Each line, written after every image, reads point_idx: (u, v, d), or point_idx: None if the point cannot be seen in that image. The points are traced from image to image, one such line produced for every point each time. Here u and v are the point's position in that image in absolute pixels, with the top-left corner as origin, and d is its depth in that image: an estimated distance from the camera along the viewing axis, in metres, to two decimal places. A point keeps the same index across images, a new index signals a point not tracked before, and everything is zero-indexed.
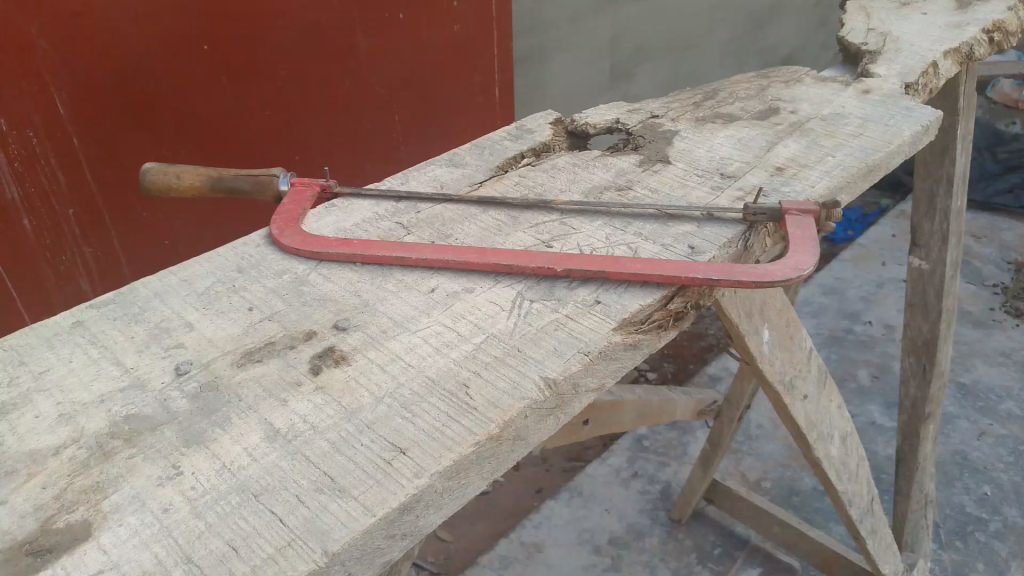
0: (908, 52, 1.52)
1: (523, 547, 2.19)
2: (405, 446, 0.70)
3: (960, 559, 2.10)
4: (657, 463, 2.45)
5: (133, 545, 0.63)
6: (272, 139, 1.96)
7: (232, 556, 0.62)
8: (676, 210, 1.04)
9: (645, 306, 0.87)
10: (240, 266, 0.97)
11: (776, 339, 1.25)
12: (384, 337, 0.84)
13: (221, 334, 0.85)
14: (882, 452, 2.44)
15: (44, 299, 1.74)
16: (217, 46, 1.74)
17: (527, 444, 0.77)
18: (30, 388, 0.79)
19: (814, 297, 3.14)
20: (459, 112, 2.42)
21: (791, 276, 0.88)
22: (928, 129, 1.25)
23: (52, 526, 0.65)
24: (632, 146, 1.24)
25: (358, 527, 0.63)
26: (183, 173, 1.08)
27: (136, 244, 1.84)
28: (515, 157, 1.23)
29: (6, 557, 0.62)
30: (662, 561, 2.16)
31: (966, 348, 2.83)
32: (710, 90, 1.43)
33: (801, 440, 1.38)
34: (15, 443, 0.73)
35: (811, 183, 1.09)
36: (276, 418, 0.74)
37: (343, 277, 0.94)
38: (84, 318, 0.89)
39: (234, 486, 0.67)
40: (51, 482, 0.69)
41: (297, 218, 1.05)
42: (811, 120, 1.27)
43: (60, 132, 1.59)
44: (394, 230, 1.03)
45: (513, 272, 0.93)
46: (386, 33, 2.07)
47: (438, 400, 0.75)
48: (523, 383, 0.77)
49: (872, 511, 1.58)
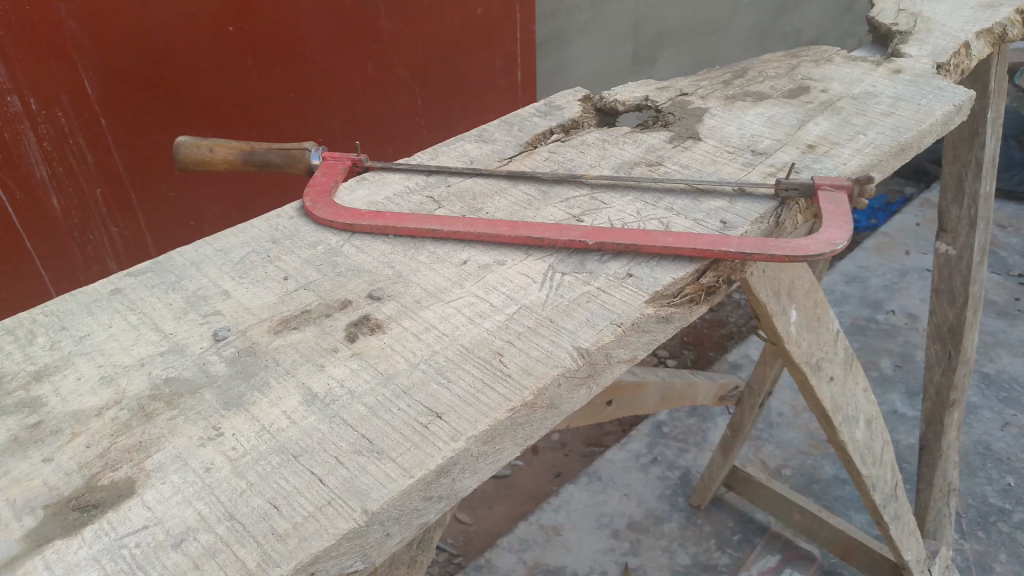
0: (939, 33, 1.51)
1: (542, 530, 2.20)
2: (441, 411, 0.71)
3: (982, 549, 2.09)
4: (677, 449, 2.45)
5: (176, 502, 0.64)
6: (296, 120, 1.96)
7: (274, 514, 0.63)
8: (707, 185, 1.03)
9: (677, 280, 0.87)
10: (275, 237, 0.98)
11: (803, 318, 1.25)
12: (418, 307, 0.85)
13: (257, 302, 0.87)
14: (904, 441, 2.43)
15: (72, 278, 1.76)
16: (242, 27, 1.75)
17: (560, 413, 0.78)
18: (71, 351, 0.81)
19: (836, 285, 3.12)
20: (481, 95, 2.41)
21: (824, 250, 0.87)
22: (960, 108, 1.24)
23: (98, 482, 0.66)
24: (662, 123, 1.24)
25: (395, 487, 0.64)
26: (216, 147, 1.09)
27: (161, 225, 1.86)
28: (544, 134, 1.23)
29: (54, 512, 0.64)
30: (682, 547, 2.16)
31: (991, 338, 2.80)
32: (740, 68, 1.42)
33: (826, 423, 1.37)
34: (58, 404, 0.74)
35: (842, 161, 1.08)
36: (314, 383, 0.75)
37: (375, 248, 0.95)
38: (123, 286, 0.91)
39: (274, 447, 0.68)
40: (95, 441, 0.70)
41: (330, 191, 1.06)
42: (841, 99, 1.26)
43: (88, 112, 1.60)
44: (425, 204, 1.04)
45: (544, 245, 0.93)
46: (410, 16, 2.07)
47: (473, 367, 0.76)
48: (556, 352, 0.78)
49: (897, 496, 1.57)
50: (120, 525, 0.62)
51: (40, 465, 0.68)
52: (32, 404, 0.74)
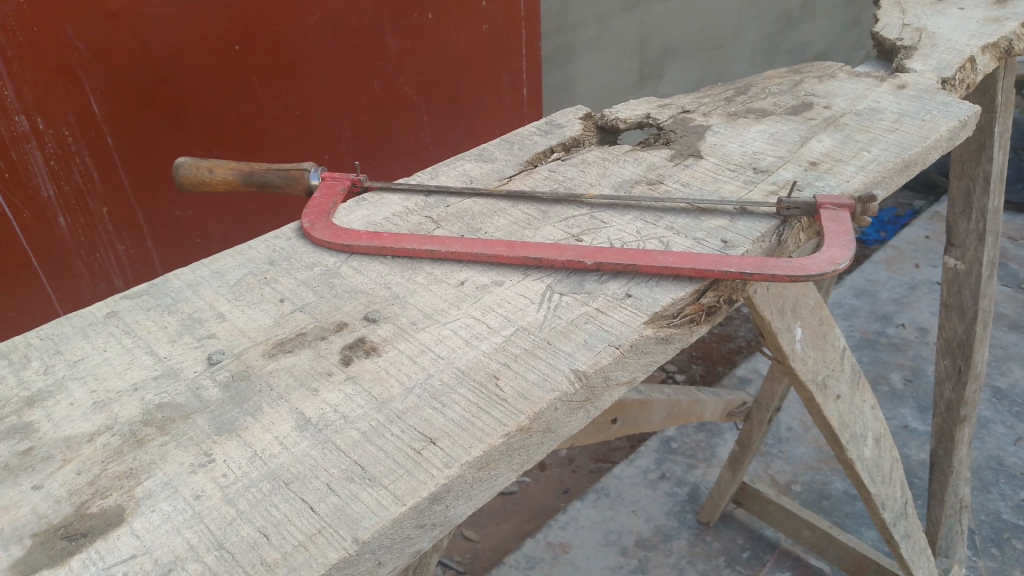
0: (944, 48, 1.49)
1: (549, 547, 2.18)
2: (435, 437, 0.70)
3: (996, 566, 2.05)
4: (685, 465, 2.43)
5: (165, 530, 0.63)
6: (303, 138, 1.96)
7: (263, 543, 0.62)
8: (708, 204, 1.03)
9: (677, 300, 0.86)
10: (272, 258, 0.98)
11: (808, 337, 1.24)
12: (414, 329, 0.84)
13: (252, 324, 0.86)
14: (915, 456, 2.40)
15: (78, 296, 1.77)
16: (248, 45, 1.75)
17: (558, 437, 0.77)
18: (65, 375, 0.80)
19: (845, 299, 3.10)
20: (487, 112, 2.41)
21: (825, 270, 0.86)
22: (965, 124, 1.22)
23: (87, 510, 0.66)
24: (663, 140, 1.23)
25: (387, 515, 0.63)
26: (215, 168, 1.09)
27: (168, 242, 1.86)
28: (545, 152, 1.22)
29: (42, 541, 0.63)
30: (690, 565, 2.13)
31: (1002, 352, 2.77)
32: (742, 85, 1.42)
33: (833, 441, 1.35)
34: (50, 429, 0.74)
35: (845, 178, 1.07)
36: (307, 407, 0.74)
37: (373, 270, 0.94)
38: (119, 308, 0.90)
39: (266, 473, 0.68)
40: (85, 468, 0.69)
41: (328, 211, 1.05)
42: (845, 115, 1.25)
43: (95, 131, 1.61)
44: (424, 224, 1.03)
45: (543, 265, 0.92)
46: (415, 33, 2.07)
47: (468, 392, 0.75)
48: (553, 375, 0.77)
49: (907, 514, 1.54)
50: (108, 554, 0.62)
51: (29, 493, 0.67)
52: (24, 430, 0.74)
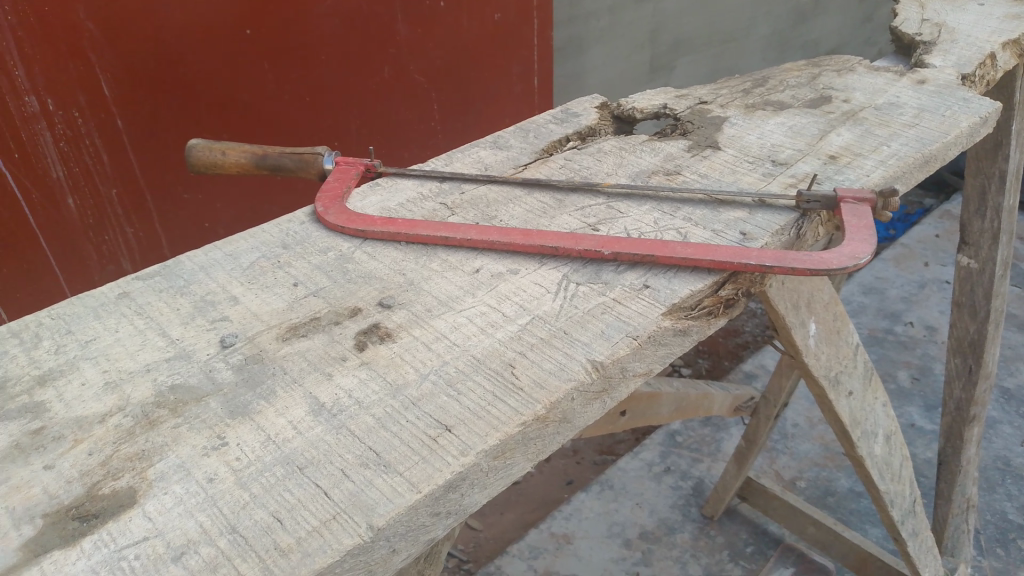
0: (964, 43, 1.48)
1: (553, 538, 2.17)
2: (450, 425, 0.69)
3: (1000, 567, 2.05)
4: (690, 459, 2.42)
5: (177, 513, 0.63)
6: (313, 124, 1.95)
7: (277, 528, 0.61)
8: (726, 196, 1.01)
9: (695, 292, 0.85)
10: (285, 242, 0.97)
11: (821, 331, 1.22)
12: (428, 316, 0.83)
13: (266, 308, 0.85)
14: (922, 454, 2.39)
15: (87, 279, 1.76)
16: (259, 30, 1.74)
17: (573, 427, 0.76)
18: (76, 355, 0.80)
19: (853, 296, 3.08)
20: (497, 102, 2.40)
21: (847, 264, 0.85)
22: (986, 120, 1.21)
23: (99, 491, 0.65)
24: (680, 131, 1.22)
25: (402, 502, 0.63)
26: (228, 150, 1.08)
27: (176, 226, 1.85)
28: (561, 140, 1.21)
29: (53, 521, 0.63)
30: (693, 558, 2.13)
31: (1011, 352, 2.75)
32: (760, 77, 1.40)
33: (844, 437, 1.34)
34: (61, 409, 0.73)
35: (865, 173, 1.06)
36: (321, 393, 0.73)
37: (388, 256, 0.93)
38: (130, 289, 0.89)
39: (280, 458, 0.67)
40: (97, 449, 0.69)
41: (342, 196, 1.04)
42: (864, 109, 1.24)
43: (106, 112, 1.60)
44: (438, 211, 1.02)
45: (559, 254, 0.91)
46: (426, 20, 2.05)
47: (484, 379, 0.74)
48: (570, 365, 0.76)
49: (915, 512, 1.53)
50: (120, 536, 0.61)
51: (41, 472, 0.67)
52: (35, 409, 0.73)
